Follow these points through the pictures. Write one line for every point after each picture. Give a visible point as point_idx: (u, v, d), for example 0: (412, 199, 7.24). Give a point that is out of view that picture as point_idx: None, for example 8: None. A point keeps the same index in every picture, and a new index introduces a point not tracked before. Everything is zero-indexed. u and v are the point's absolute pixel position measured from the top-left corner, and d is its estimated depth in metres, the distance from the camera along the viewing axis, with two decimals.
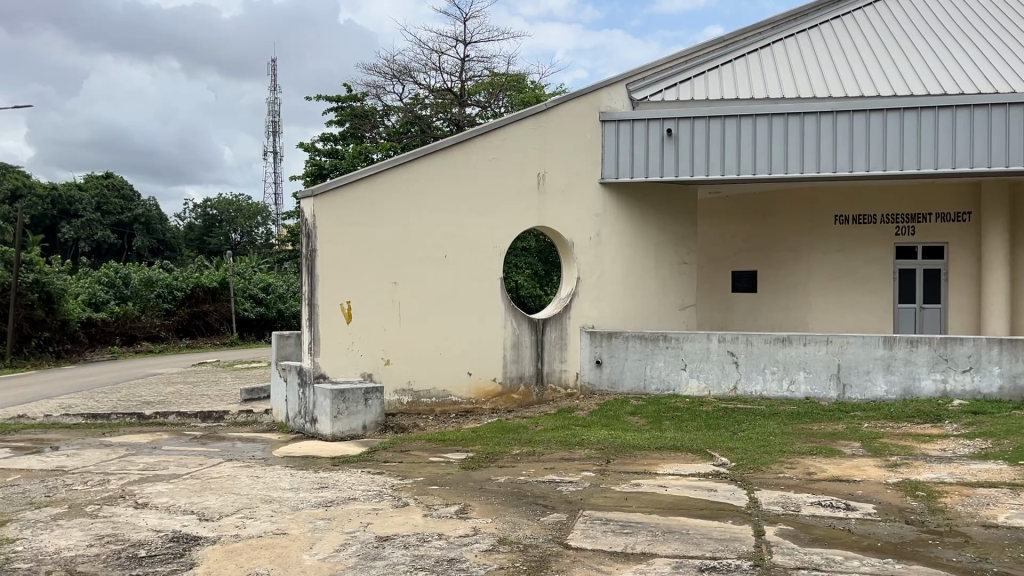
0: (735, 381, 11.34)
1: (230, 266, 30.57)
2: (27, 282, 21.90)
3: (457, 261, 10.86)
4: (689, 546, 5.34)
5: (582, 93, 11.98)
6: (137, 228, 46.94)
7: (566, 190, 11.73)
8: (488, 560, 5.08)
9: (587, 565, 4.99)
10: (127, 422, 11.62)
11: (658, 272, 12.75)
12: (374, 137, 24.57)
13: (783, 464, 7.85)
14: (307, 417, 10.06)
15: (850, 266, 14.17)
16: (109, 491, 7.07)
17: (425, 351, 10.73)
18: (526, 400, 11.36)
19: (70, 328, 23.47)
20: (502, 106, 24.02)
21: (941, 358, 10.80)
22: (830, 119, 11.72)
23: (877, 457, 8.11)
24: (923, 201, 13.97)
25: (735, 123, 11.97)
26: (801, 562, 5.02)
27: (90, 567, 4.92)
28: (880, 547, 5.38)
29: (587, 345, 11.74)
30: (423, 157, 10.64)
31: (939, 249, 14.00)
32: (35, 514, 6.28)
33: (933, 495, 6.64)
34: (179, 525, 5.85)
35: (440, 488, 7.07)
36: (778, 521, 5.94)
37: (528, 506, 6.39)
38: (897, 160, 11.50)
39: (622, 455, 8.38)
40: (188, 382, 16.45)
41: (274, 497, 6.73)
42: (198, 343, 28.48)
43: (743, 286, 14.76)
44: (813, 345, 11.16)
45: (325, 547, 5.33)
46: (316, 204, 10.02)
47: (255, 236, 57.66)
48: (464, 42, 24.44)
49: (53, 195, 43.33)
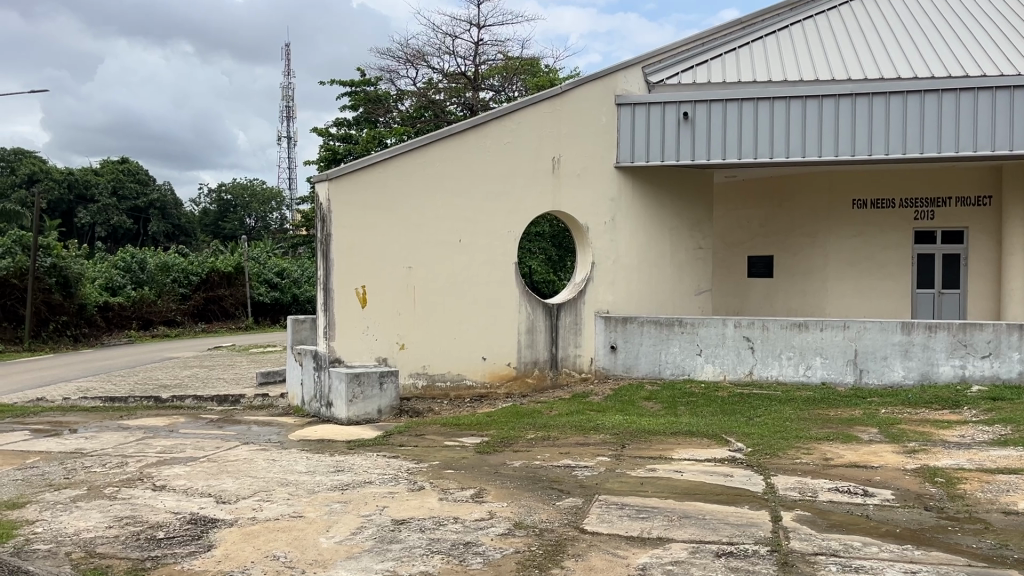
0: (751, 366, 11.28)
1: (245, 251, 30.77)
2: (45, 266, 22.12)
3: (472, 245, 10.84)
4: (706, 531, 5.33)
5: (598, 75, 11.90)
6: (153, 213, 47.15)
7: (581, 173, 11.67)
8: (504, 544, 5.08)
9: (603, 550, 4.98)
10: (145, 404, 11.72)
11: (674, 256, 12.69)
12: (388, 121, 24.68)
13: (800, 449, 7.81)
14: (324, 401, 10.10)
15: (868, 250, 14.03)
16: (128, 473, 7.13)
17: (440, 336, 10.73)
18: (541, 385, 11.34)
19: (87, 312, 23.63)
20: (517, 90, 23.85)
21: (961, 343, 10.69)
22: (848, 101, 11.55)
23: (895, 444, 8.06)
24: (942, 185, 13.82)
25: (752, 106, 11.83)
26: (819, 548, 5.00)
27: (110, 548, 4.95)
28: (898, 533, 5.34)
29: (602, 330, 11.70)
30: (438, 140, 10.60)
31: (958, 234, 13.86)
32: (55, 495, 6.33)
33: (952, 481, 6.59)
34: (197, 508, 5.89)
35: (455, 472, 7.08)
36: (795, 506, 5.92)
37: (544, 490, 6.39)
38: (919, 142, 11.34)
39: (638, 440, 8.35)
40: (205, 365, 16.58)
41: (291, 480, 6.77)
42: (214, 328, 28.67)
43: (759, 271, 14.66)
44: (830, 331, 11.07)
45: (342, 530, 5.35)
46: (331, 187, 9.99)
47: (270, 221, 57.88)
48: (477, 25, 24.24)
49: (70, 179, 43.89)
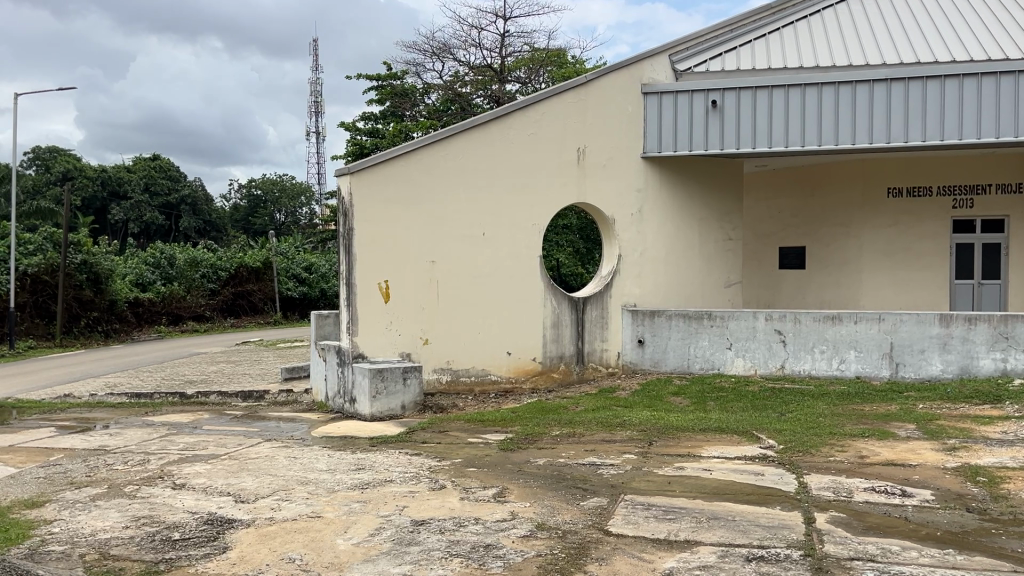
0: (783, 360, 11.01)
1: (274, 246, 31.06)
2: (75, 262, 22.36)
3: (496, 239, 10.68)
4: (736, 534, 5.13)
5: (623, 64, 11.65)
6: (184, 208, 47.46)
7: (607, 164, 11.44)
8: (525, 546, 4.93)
9: (628, 554, 4.80)
10: (171, 400, 11.72)
11: (702, 248, 12.44)
12: (414, 115, 24.34)
13: (834, 447, 7.55)
14: (347, 397, 10.01)
15: (903, 241, 13.64)
16: (149, 471, 7.09)
17: (464, 331, 10.59)
18: (567, 379, 11.16)
19: (117, 307, 23.84)
20: (542, 82, 23.88)
21: (1001, 336, 10.33)
22: (883, 87, 11.19)
23: (933, 441, 7.74)
24: (982, 172, 13.37)
25: (783, 93, 11.51)
26: (854, 553, 4.77)
27: (124, 550, 4.88)
28: (939, 537, 5.09)
29: (629, 324, 11.49)
30: (460, 133, 10.43)
31: (998, 222, 13.47)
32: (75, 494, 6.29)
33: (995, 480, 6.31)
34: (216, 507, 5.81)
35: (478, 470, 6.93)
36: (829, 507, 5.69)
37: (568, 489, 6.22)
38: (958, 127, 10.97)
39: (665, 438, 8.11)
40: (232, 360, 16.75)
41: (311, 478, 6.68)
42: (243, 323, 28.92)
43: (791, 263, 14.28)
44: (865, 324, 10.75)
45: (360, 531, 5.23)
46: (352, 181, 9.89)
47: (300, 216, 58.13)
48: (503, 17, 24.10)
49: (103, 176, 44.62)
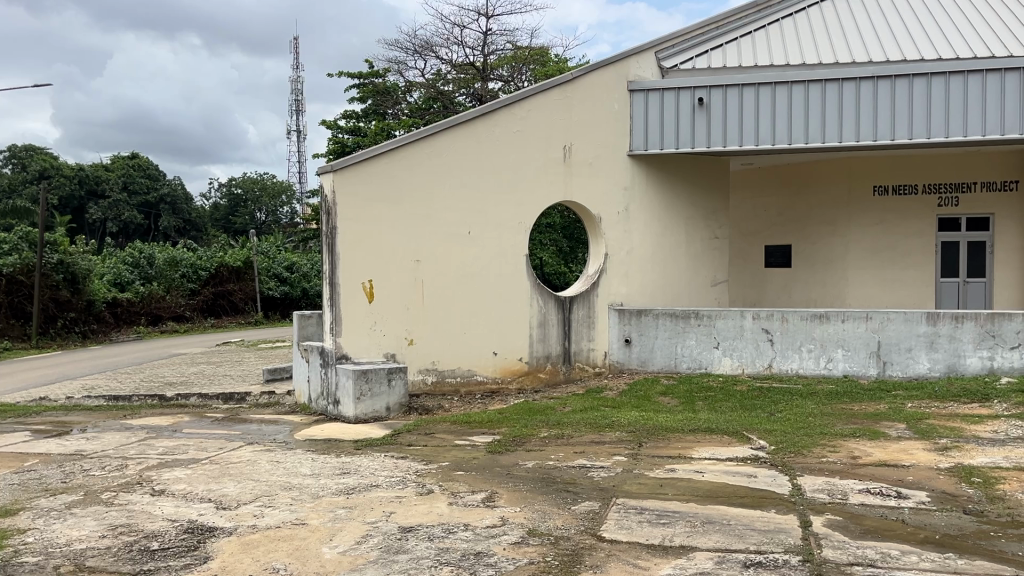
0: (770, 360, 10.94)
1: (254, 245, 30.73)
2: (52, 262, 21.90)
3: (481, 237, 10.53)
4: (732, 539, 5.01)
5: (609, 61, 11.53)
6: (163, 207, 46.91)
7: (593, 162, 11.33)
8: (517, 554, 4.79)
9: (623, 561, 4.67)
10: (149, 403, 11.47)
11: (688, 247, 12.36)
12: (396, 112, 24.11)
13: (826, 447, 7.47)
14: (331, 399, 9.84)
15: (888, 239, 13.63)
16: (127, 476, 6.88)
17: (450, 331, 10.44)
18: (553, 379, 11.03)
19: (95, 308, 23.44)
20: (526, 80, 23.74)
21: (988, 334, 10.33)
22: (870, 84, 11.14)
23: (925, 441, 7.67)
24: (965, 169, 13.40)
25: (770, 90, 11.43)
26: (854, 558, 4.66)
27: (100, 562, 4.68)
28: (938, 540, 5.00)
29: (616, 324, 11.38)
30: (445, 129, 10.26)
31: (983, 220, 13.48)
32: (50, 502, 6.08)
33: (990, 481, 6.24)
34: (196, 515, 5.62)
35: (466, 473, 6.79)
36: (825, 510, 5.59)
37: (558, 493, 6.08)
38: (943, 125, 10.96)
39: (655, 439, 8.01)
40: (214, 361, 16.56)
41: (294, 483, 6.50)
42: (224, 323, 28.57)
43: (777, 261, 14.25)
44: (852, 322, 10.69)
45: (346, 539, 5.07)
46: (336, 178, 9.65)
47: (280, 215, 57.65)
48: (485, 15, 23.95)
49: (81, 174, 43.64)
